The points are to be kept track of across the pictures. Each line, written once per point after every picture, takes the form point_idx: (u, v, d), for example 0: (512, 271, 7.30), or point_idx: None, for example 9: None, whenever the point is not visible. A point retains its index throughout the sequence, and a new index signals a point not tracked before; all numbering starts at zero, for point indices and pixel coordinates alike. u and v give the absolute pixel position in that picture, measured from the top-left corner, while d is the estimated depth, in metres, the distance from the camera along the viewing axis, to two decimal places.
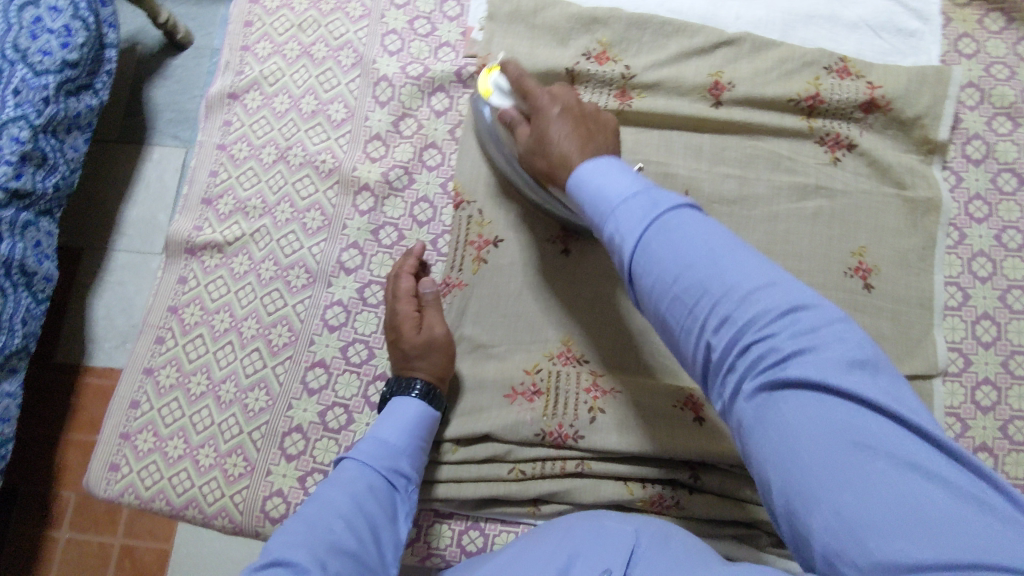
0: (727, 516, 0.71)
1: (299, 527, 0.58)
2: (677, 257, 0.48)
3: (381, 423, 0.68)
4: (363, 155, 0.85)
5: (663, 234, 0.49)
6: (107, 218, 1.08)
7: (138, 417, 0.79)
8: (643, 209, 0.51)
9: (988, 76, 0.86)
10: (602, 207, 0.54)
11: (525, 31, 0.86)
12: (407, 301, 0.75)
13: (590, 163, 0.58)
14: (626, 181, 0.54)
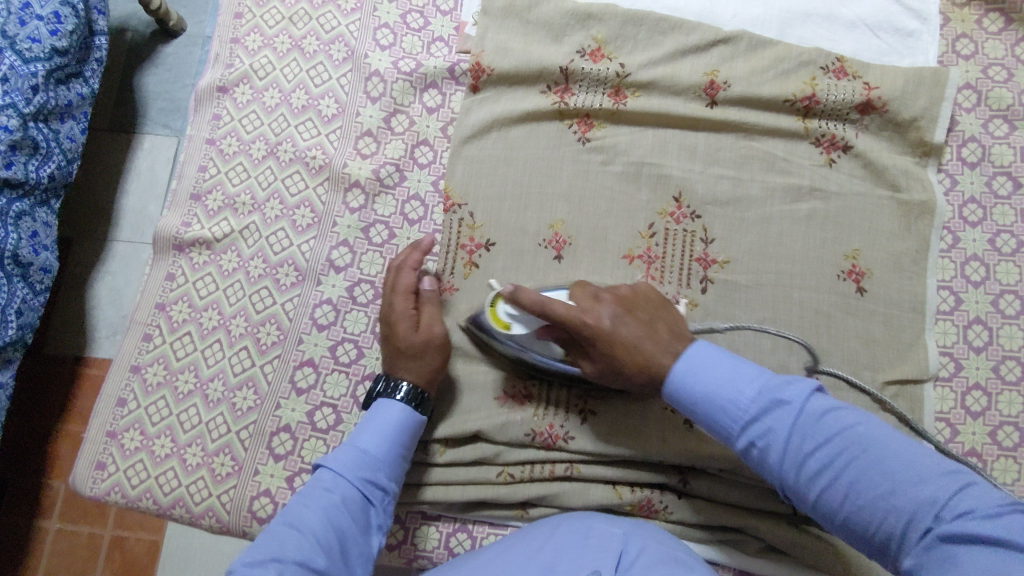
0: (714, 519, 0.71)
1: (270, 539, 0.59)
2: (828, 452, 0.51)
3: (360, 431, 0.67)
4: (353, 152, 0.84)
5: (810, 431, 0.53)
6: (96, 208, 1.07)
7: (125, 415, 0.79)
8: (775, 407, 0.55)
9: (985, 78, 0.85)
10: (724, 411, 0.57)
11: (519, 27, 0.85)
12: (405, 295, 0.73)
13: (684, 360, 0.60)
14: (741, 370, 0.58)
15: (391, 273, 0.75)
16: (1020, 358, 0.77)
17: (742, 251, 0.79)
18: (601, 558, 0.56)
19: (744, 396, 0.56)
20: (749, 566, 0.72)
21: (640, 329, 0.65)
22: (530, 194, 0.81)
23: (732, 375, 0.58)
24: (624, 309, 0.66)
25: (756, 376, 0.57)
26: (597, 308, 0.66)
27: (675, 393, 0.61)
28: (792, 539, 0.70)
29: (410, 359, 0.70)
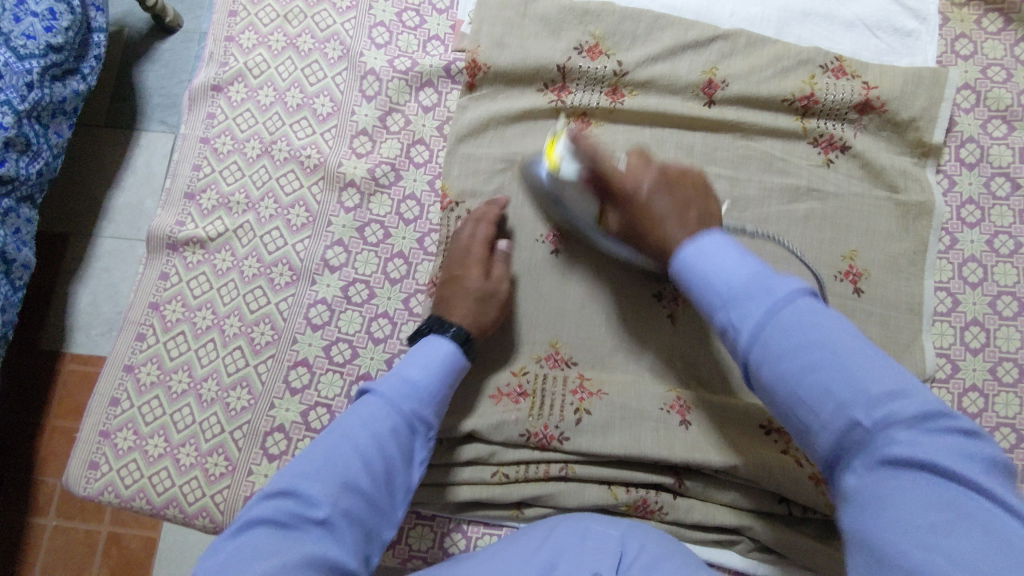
0: (710, 520, 0.71)
1: (320, 454, 0.56)
2: (797, 349, 0.47)
3: (411, 362, 0.65)
4: (349, 151, 0.84)
5: (784, 327, 0.48)
6: (92, 205, 1.06)
7: (118, 415, 0.78)
8: (758, 296, 0.51)
9: (985, 78, 0.85)
10: (712, 297, 0.54)
11: (516, 23, 0.84)
12: (482, 245, 0.74)
13: (693, 244, 0.58)
14: (733, 265, 0.54)
15: (467, 221, 0.76)
16: (1017, 360, 0.76)
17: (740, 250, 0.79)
18: (600, 558, 0.55)
19: (738, 282, 0.52)
20: (743, 566, 0.72)
21: (676, 202, 0.66)
22: None
23: (728, 266, 0.54)
24: (669, 183, 0.68)
25: (749, 269, 0.53)
26: (644, 176, 0.69)
27: (679, 275, 0.58)
28: (788, 541, 0.70)
29: (473, 299, 0.71)
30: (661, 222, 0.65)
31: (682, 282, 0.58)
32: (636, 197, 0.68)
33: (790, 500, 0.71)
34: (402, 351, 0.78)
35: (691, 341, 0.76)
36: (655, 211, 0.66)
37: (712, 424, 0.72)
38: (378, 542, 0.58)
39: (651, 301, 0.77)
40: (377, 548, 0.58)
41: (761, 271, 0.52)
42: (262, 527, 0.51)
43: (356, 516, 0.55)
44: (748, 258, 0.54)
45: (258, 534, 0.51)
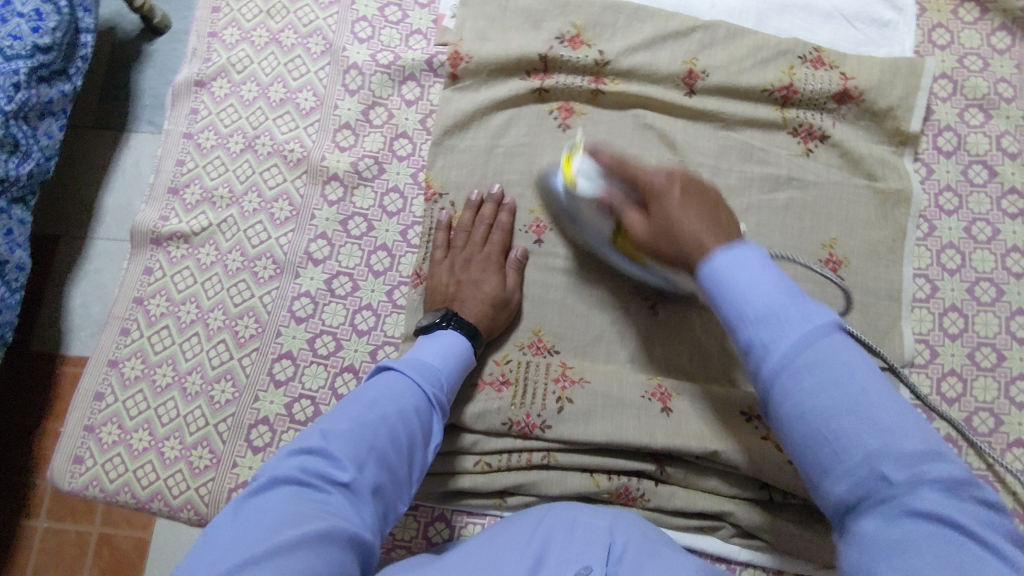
0: (691, 506, 0.72)
1: (347, 420, 0.57)
2: (831, 383, 0.42)
3: (427, 348, 0.68)
4: (331, 145, 0.84)
5: (816, 366, 0.43)
6: (82, 205, 1.07)
7: (103, 409, 0.78)
8: (788, 323, 0.44)
9: (961, 67, 0.86)
10: (735, 309, 0.47)
11: (497, 17, 0.85)
12: (495, 247, 0.78)
13: (726, 253, 0.50)
14: (765, 283, 0.47)
15: (482, 223, 0.78)
16: (995, 344, 0.77)
17: None
18: (591, 550, 0.54)
19: (766, 304, 0.46)
20: (726, 553, 0.72)
21: (699, 206, 0.58)
22: (510, 182, 0.81)
23: (760, 283, 0.47)
24: (692, 185, 0.60)
25: (781, 288, 0.46)
26: (676, 173, 0.61)
27: (705, 281, 0.50)
28: (768, 525, 0.70)
29: (488, 306, 0.74)
30: (690, 223, 0.56)
31: (708, 290, 0.50)
32: (654, 206, 0.61)
33: (770, 486, 0.71)
34: (385, 342, 0.79)
35: (672, 331, 0.77)
36: (682, 214, 0.58)
37: (693, 412, 0.73)
38: (393, 514, 0.58)
39: (632, 292, 0.78)
40: (392, 521, 0.58)
41: (793, 294, 0.46)
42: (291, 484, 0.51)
43: (379, 483, 0.55)
44: (781, 279, 0.47)
45: (287, 489, 0.51)
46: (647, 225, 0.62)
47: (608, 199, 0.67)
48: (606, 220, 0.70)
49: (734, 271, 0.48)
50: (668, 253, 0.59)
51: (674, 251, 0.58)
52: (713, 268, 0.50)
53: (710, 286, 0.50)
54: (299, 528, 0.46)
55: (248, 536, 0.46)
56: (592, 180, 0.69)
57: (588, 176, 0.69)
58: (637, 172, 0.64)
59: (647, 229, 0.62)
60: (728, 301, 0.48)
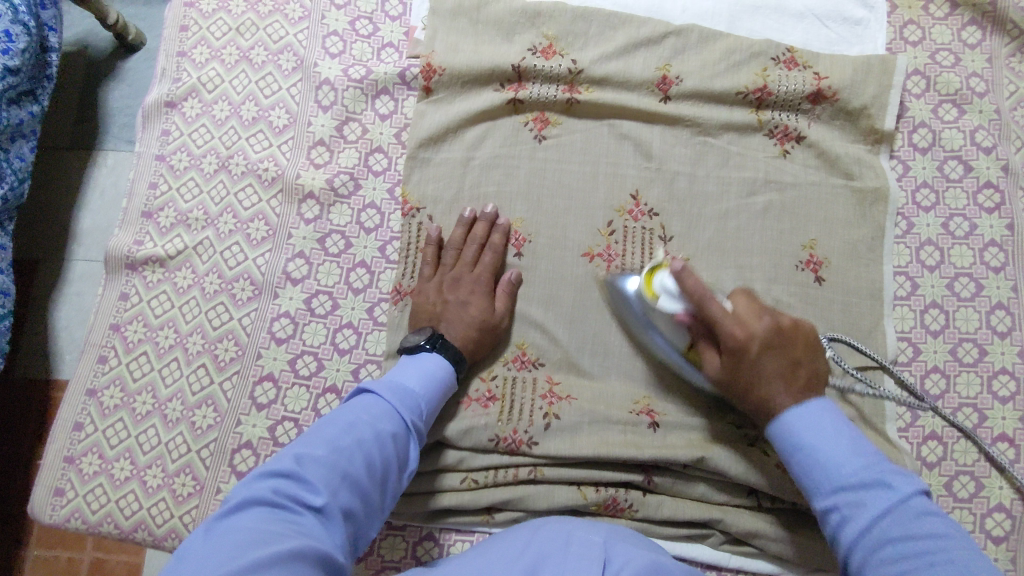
0: (680, 515, 0.71)
1: (323, 443, 0.56)
2: (903, 545, 0.52)
3: (407, 371, 0.67)
4: (306, 162, 0.84)
5: (889, 523, 0.53)
6: (61, 229, 1.05)
7: (83, 440, 0.77)
8: (862, 487, 0.55)
9: (933, 63, 0.86)
10: (822, 470, 0.57)
11: (469, 29, 0.85)
12: (487, 275, 0.76)
13: (801, 407, 0.60)
14: (843, 452, 0.57)
15: (473, 243, 0.77)
16: (976, 339, 0.77)
17: (702, 246, 0.79)
18: (586, 566, 0.53)
19: (842, 465, 0.56)
20: (716, 560, 0.72)
21: (780, 365, 0.63)
22: (488, 195, 0.81)
23: (827, 446, 0.58)
24: (774, 341, 0.64)
25: (853, 459, 0.56)
26: (753, 328, 0.64)
27: (776, 445, 0.61)
28: (757, 531, 0.70)
29: (475, 329, 0.73)
30: (769, 382, 0.62)
31: (779, 446, 0.61)
32: (739, 355, 0.64)
33: (758, 491, 0.71)
34: (367, 361, 0.78)
35: None
36: (765, 370, 0.63)
37: (680, 422, 0.73)
38: (363, 540, 0.57)
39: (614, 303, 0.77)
40: (362, 546, 0.57)
41: (871, 462, 0.56)
42: (263, 505, 0.51)
43: (351, 509, 0.55)
44: (850, 439, 0.58)
45: (259, 511, 0.50)
46: (726, 364, 0.65)
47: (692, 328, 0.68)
48: (677, 333, 0.69)
49: (815, 437, 0.58)
50: (750, 403, 0.64)
51: (758, 401, 0.63)
52: (782, 427, 0.61)
53: (787, 447, 0.60)
54: (268, 550, 0.46)
55: (216, 557, 0.45)
56: (675, 301, 0.67)
57: (672, 294, 0.68)
58: (716, 315, 0.64)
59: (725, 374, 0.66)
60: (807, 463, 0.58)
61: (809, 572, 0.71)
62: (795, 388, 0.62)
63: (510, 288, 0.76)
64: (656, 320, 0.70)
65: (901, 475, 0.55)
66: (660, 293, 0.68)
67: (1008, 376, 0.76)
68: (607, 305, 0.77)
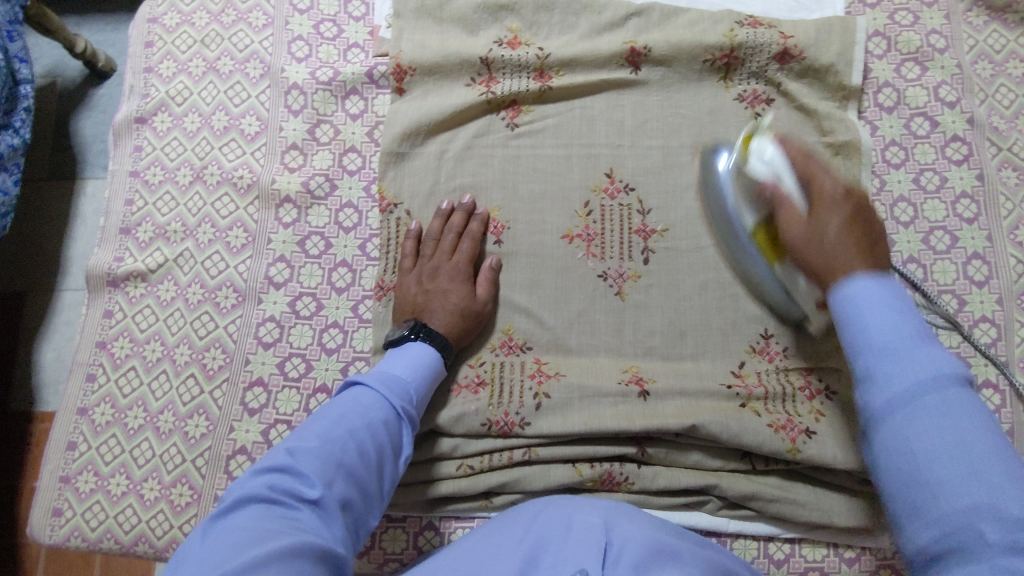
0: (676, 483, 0.71)
1: (312, 437, 0.57)
2: (938, 445, 0.39)
3: (395, 360, 0.68)
4: (280, 167, 0.84)
5: (921, 407, 0.41)
6: (49, 257, 1.05)
7: (77, 458, 0.77)
8: (877, 326, 0.44)
9: (893, 23, 0.87)
10: (865, 341, 0.44)
11: (433, 26, 0.85)
12: (468, 263, 0.77)
13: (861, 287, 0.47)
14: (900, 325, 0.44)
15: (451, 232, 0.78)
16: (955, 291, 0.78)
17: (680, 217, 0.80)
18: (583, 549, 0.53)
19: (901, 336, 0.43)
20: (714, 527, 0.72)
21: (861, 237, 0.53)
22: (466, 186, 0.81)
23: (880, 302, 0.45)
24: (865, 215, 0.54)
25: (909, 330, 0.44)
26: (845, 199, 0.55)
27: (833, 311, 0.48)
28: (754, 493, 0.70)
29: (457, 317, 0.74)
30: (833, 257, 0.52)
31: (836, 316, 0.48)
32: (823, 215, 0.55)
33: (751, 454, 0.72)
34: (355, 358, 0.78)
35: (639, 314, 0.77)
36: (832, 249, 0.52)
37: (672, 391, 0.73)
38: (364, 528, 0.58)
39: (596, 281, 0.78)
40: (363, 535, 0.58)
41: (925, 339, 0.43)
42: (258, 502, 0.51)
43: (348, 498, 0.56)
44: (907, 314, 0.45)
45: (254, 508, 0.51)
46: (804, 228, 0.56)
47: (771, 192, 0.61)
48: (757, 212, 0.67)
49: (865, 310, 0.46)
50: (810, 263, 0.55)
51: (821, 262, 0.53)
52: (845, 293, 0.48)
53: (846, 312, 0.47)
54: (268, 544, 0.46)
55: (215, 557, 0.46)
56: (768, 164, 0.63)
57: (766, 161, 0.63)
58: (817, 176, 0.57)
59: (801, 236, 0.56)
60: (854, 330, 0.46)
61: (806, 532, 0.72)
62: (860, 257, 0.50)
63: (491, 273, 0.77)
64: (744, 190, 0.68)
65: (942, 352, 0.42)
66: (753, 153, 0.65)
67: (988, 323, 0.77)
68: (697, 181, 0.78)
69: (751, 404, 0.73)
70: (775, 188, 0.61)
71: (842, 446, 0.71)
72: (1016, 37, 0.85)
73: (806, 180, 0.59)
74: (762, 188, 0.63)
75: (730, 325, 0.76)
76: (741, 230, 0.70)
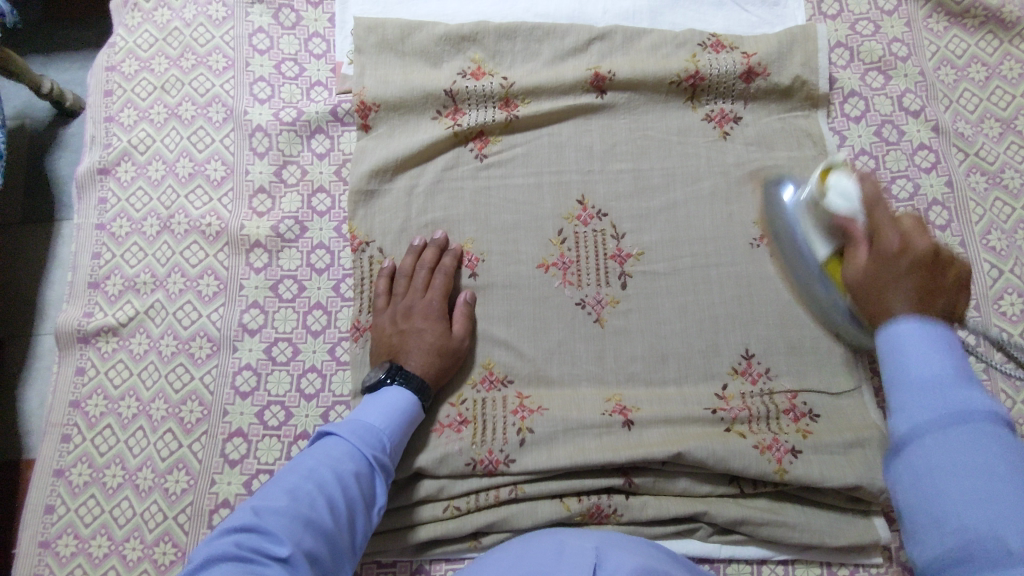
0: (666, 512, 0.71)
1: (281, 494, 0.58)
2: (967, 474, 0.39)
3: (369, 406, 0.69)
4: (248, 211, 0.83)
5: (940, 446, 0.41)
6: (27, 305, 1.03)
7: (56, 522, 0.75)
8: (931, 399, 0.42)
9: (854, 34, 0.87)
10: (902, 377, 0.45)
11: (395, 60, 0.84)
12: (443, 299, 0.76)
13: (912, 321, 0.46)
14: (935, 363, 0.44)
15: (423, 268, 0.77)
16: None
17: (655, 239, 0.79)
18: None
19: (928, 375, 0.43)
20: (707, 553, 0.72)
21: (923, 287, 0.51)
22: (439, 221, 0.81)
23: (920, 365, 0.44)
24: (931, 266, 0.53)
25: (947, 371, 0.43)
26: (916, 243, 0.54)
27: (878, 350, 0.48)
28: (744, 517, 0.70)
29: (434, 356, 0.73)
30: (891, 293, 0.52)
31: (880, 356, 0.48)
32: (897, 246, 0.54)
33: (739, 478, 0.71)
34: (335, 402, 0.77)
35: (619, 340, 0.77)
36: (886, 288, 0.52)
37: (655, 419, 0.73)
38: None
39: (574, 309, 0.77)
40: None
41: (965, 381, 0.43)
42: (226, 561, 0.53)
43: (317, 554, 0.56)
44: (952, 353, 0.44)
45: (220, 567, 0.52)
46: (865, 273, 0.55)
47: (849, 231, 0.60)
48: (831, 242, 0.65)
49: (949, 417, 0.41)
50: (864, 298, 0.55)
51: (875, 313, 0.53)
52: (892, 333, 0.47)
53: (885, 349, 0.47)
54: None
55: None
56: (847, 198, 0.60)
57: (843, 193, 0.61)
58: (881, 217, 0.56)
59: (866, 271, 0.55)
60: (892, 369, 0.46)
61: (799, 552, 0.71)
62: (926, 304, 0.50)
63: (467, 308, 0.77)
64: (817, 220, 0.66)
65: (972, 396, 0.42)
66: (832, 188, 0.62)
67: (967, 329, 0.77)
68: (766, 221, 0.75)
69: (736, 428, 0.73)
70: (852, 227, 0.60)
71: (828, 464, 0.70)
72: (977, 41, 0.86)
73: (872, 228, 0.57)
74: (838, 222, 0.62)
75: (711, 346, 0.76)
76: (818, 270, 0.68)
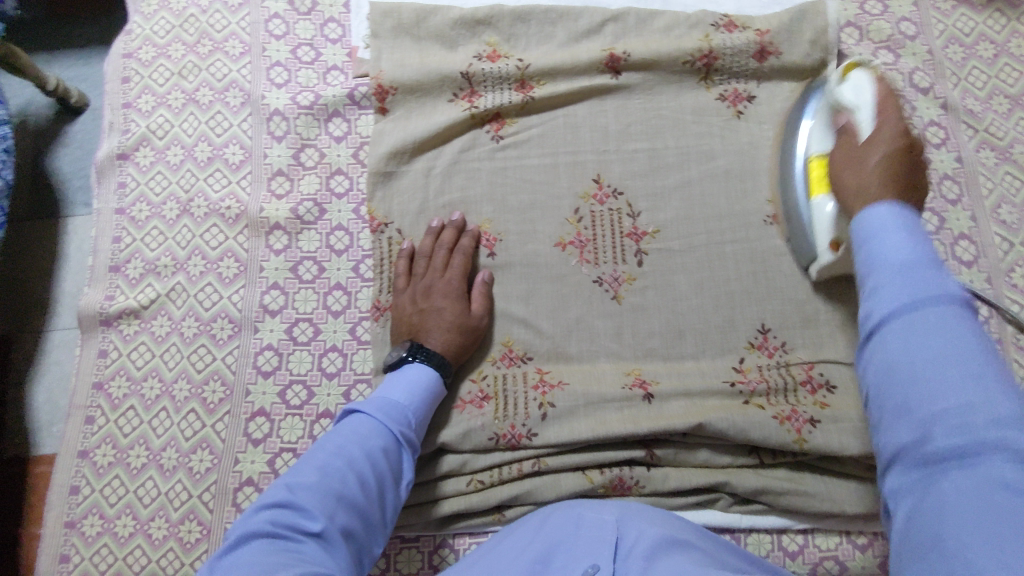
0: (687, 483, 0.72)
1: (312, 471, 0.59)
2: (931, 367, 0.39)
3: (392, 384, 0.69)
4: (268, 194, 0.84)
5: (915, 325, 0.41)
6: (34, 300, 1.03)
7: (81, 502, 0.76)
8: (902, 282, 0.42)
9: (864, 13, 0.88)
10: (872, 265, 0.45)
11: (411, 44, 0.85)
12: (461, 279, 0.77)
13: (880, 207, 0.47)
14: (903, 246, 0.44)
15: (442, 248, 0.78)
16: None
17: (670, 217, 0.80)
18: (598, 547, 0.52)
19: (899, 257, 0.43)
20: (728, 523, 0.73)
21: (898, 169, 0.56)
22: (457, 202, 0.81)
23: (895, 254, 0.44)
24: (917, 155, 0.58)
25: (915, 256, 0.43)
26: (891, 127, 0.60)
27: (854, 242, 0.48)
28: (764, 487, 0.71)
29: (456, 333, 0.74)
30: (860, 174, 0.58)
31: (855, 245, 0.48)
32: (870, 149, 0.59)
33: (759, 449, 0.72)
34: (357, 381, 0.78)
35: (637, 316, 0.78)
36: (854, 170, 0.60)
37: (675, 393, 0.74)
38: (368, 556, 0.60)
39: (591, 286, 0.78)
40: (368, 564, 0.60)
41: (933, 266, 0.43)
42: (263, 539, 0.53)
43: (350, 528, 0.57)
44: (920, 240, 0.44)
45: (258, 544, 0.52)
46: (850, 151, 0.62)
47: (845, 123, 0.66)
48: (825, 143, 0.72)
49: (916, 301, 0.41)
50: (842, 180, 0.61)
51: (851, 189, 0.59)
52: (865, 220, 0.47)
53: (861, 238, 0.47)
54: None
55: None
56: (858, 91, 0.66)
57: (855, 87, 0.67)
58: (885, 114, 0.61)
59: (848, 150, 0.63)
60: (867, 258, 0.46)
61: (819, 522, 0.72)
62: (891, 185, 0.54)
63: (486, 287, 0.77)
64: (828, 121, 0.73)
65: (942, 280, 0.42)
66: (847, 83, 0.68)
67: (980, 301, 0.78)
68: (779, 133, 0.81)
69: (754, 401, 0.74)
70: (850, 119, 0.66)
71: (847, 434, 0.71)
72: (984, 20, 0.87)
73: (876, 115, 0.63)
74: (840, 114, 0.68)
75: (727, 321, 0.77)
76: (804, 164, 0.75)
